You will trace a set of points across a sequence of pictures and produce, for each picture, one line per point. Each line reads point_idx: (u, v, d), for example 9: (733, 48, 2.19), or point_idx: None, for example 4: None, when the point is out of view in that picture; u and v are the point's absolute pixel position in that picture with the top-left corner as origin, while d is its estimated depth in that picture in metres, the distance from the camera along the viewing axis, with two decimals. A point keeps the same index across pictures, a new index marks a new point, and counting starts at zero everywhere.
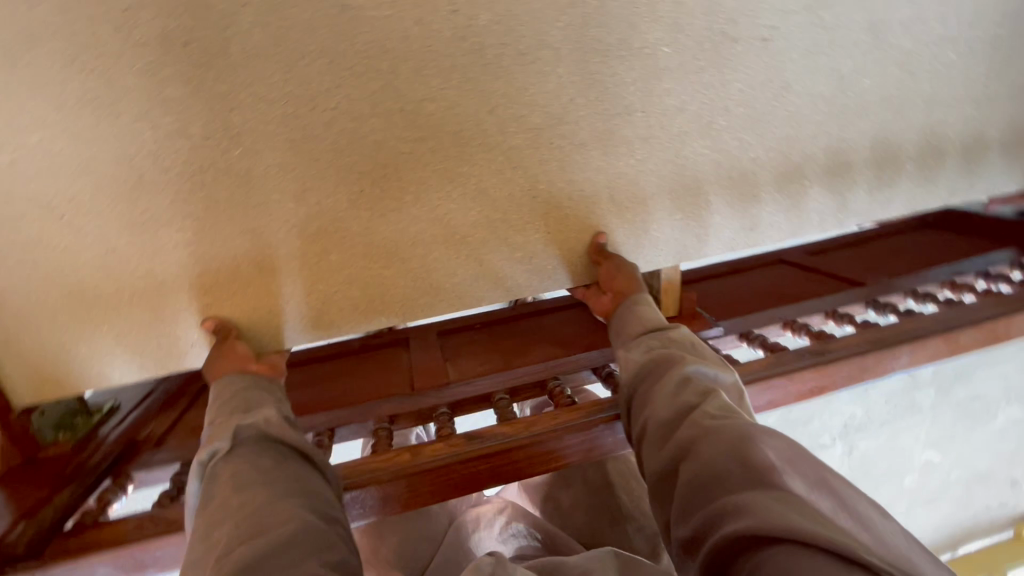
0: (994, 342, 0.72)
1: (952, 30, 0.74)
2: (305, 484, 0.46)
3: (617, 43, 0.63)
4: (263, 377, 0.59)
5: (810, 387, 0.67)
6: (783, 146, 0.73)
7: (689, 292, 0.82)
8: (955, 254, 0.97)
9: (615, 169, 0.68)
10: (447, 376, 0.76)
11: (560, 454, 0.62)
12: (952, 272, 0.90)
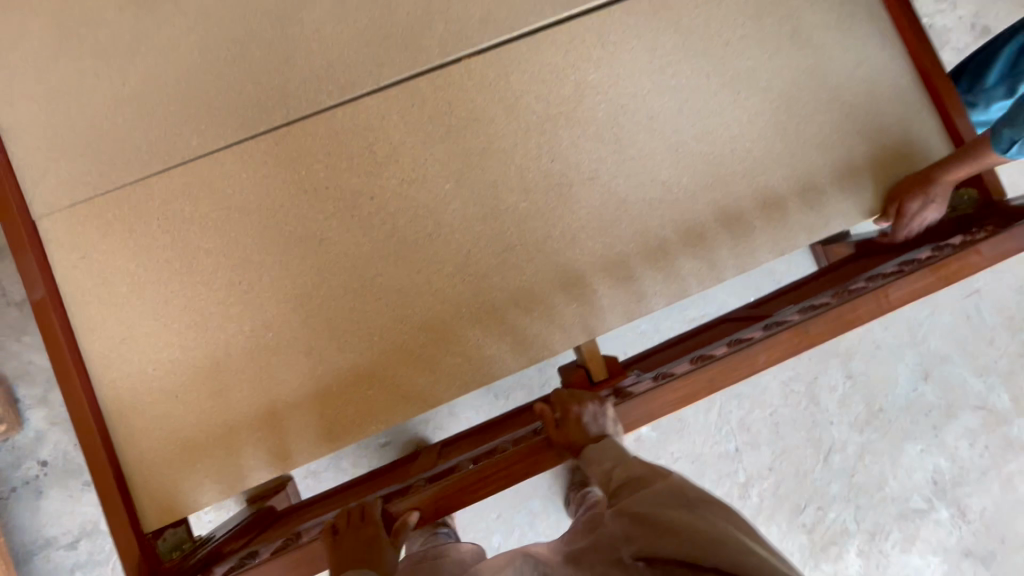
0: (845, 327, 0.80)
1: (739, 130, 1.02)
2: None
3: (490, 210, 0.97)
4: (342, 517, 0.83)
5: (681, 394, 0.82)
6: (640, 237, 0.99)
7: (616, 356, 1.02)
8: (874, 264, 1.07)
9: (514, 285, 0.97)
10: (436, 462, 0.99)
11: (489, 484, 0.79)
12: (847, 284, 0.98)
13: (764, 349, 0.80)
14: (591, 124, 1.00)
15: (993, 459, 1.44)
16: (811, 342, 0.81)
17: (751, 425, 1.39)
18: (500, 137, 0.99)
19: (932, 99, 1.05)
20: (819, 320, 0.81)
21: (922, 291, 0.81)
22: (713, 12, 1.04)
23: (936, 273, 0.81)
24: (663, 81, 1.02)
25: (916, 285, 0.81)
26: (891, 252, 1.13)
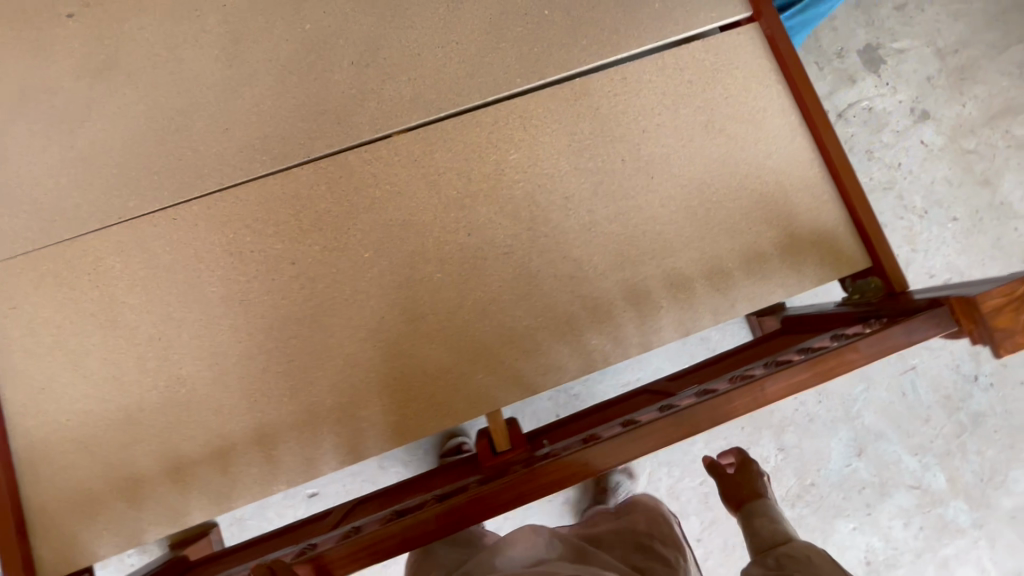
0: (720, 421, 0.83)
1: (651, 212, 1.07)
2: None
3: (404, 279, 1.02)
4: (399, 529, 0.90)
5: (554, 480, 0.82)
6: (548, 313, 1.03)
7: (518, 425, 1.04)
8: (780, 345, 1.10)
9: (424, 353, 1.00)
10: (340, 519, 0.99)
11: (383, 546, 0.82)
12: (743, 368, 1.01)
13: (642, 435, 0.83)
14: (510, 200, 1.06)
15: (928, 541, 1.43)
16: (688, 431, 0.83)
17: (680, 494, 1.40)
18: (421, 210, 1.04)
19: (839, 191, 1.10)
20: (698, 411, 0.84)
21: (800, 386, 0.85)
22: (631, 101, 1.11)
23: (813, 370, 0.85)
24: (580, 163, 1.08)
25: (793, 379, 0.84)
26: (803, 332, 1.17)
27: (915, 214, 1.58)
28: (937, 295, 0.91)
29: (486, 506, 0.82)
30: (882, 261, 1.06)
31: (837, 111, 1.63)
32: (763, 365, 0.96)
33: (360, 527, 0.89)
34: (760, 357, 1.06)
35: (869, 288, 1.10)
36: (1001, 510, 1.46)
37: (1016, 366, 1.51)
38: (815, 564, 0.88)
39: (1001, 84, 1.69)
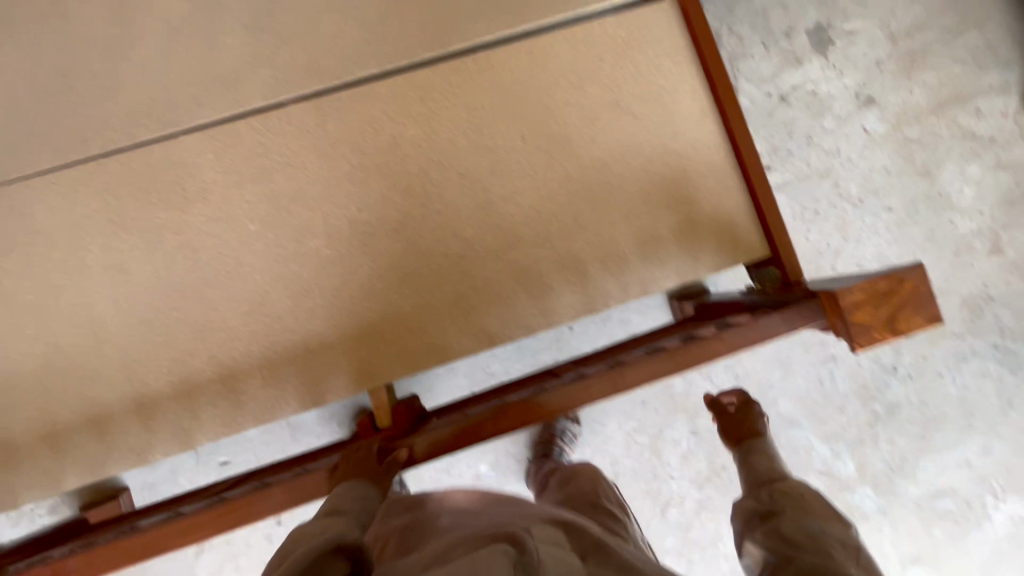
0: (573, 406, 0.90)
1: (549, 192, 1.05)
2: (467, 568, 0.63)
3: (289, 253, 1.00)
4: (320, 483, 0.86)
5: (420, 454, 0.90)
6: (437, 292, 1.02)
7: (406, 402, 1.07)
8: (668, 330, 1.16)
9: (307, 329, 0.99)
10: (230, 483, 1.03)
11: (252, 510, 0.85)
12: (623, 351, 1.07)
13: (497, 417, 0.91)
14: (403, 176, 1.03)
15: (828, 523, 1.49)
16: (540, 415, 0.90)
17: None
18: (309, 183, 1.02)
19: (744, 178, 1.08)
20: (551, 399, 0.90)
21: (652, 376, 0.90)
22: (536, 75, 1.07)
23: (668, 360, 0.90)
24: (478, 139, 1.05)
25: (647, 370, 0.90)
26: (696, 319, 1.22)
27: (850, 203, 1.56)
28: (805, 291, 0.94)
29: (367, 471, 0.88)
30: (779, 252, 1.05)
31: (780, 93, 1.58)
32: (636, 351, 1.01)
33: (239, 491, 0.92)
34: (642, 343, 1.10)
35: (768, 277, 1.08)
36: (908, 497, 1.50)
37: (935, 359, 1.52)
38: (808, 503, 0.88)
39: (953, 71, 1.63)
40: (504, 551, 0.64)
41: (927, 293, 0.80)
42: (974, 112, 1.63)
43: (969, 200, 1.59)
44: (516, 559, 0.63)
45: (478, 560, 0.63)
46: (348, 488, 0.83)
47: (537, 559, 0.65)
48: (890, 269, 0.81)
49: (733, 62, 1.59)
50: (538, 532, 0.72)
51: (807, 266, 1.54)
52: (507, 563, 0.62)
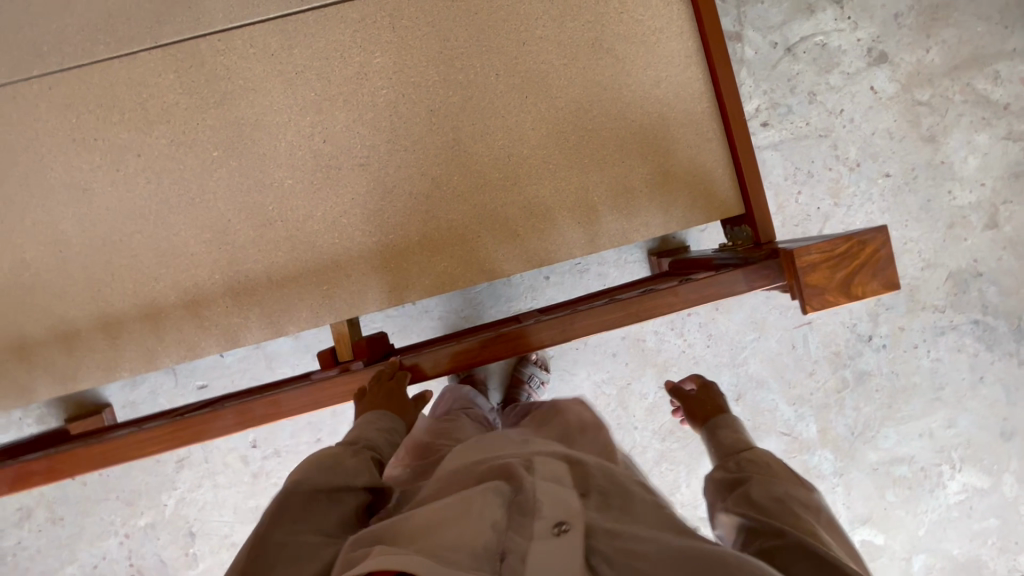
0: (525, 349, 0.91)
1: (518, 134, 1.02)
2: (449, 514, 0.63)
3: (252, 183, 0.99)
4: (335, 392, 0.91)
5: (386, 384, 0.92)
6: (400, 232, 1.02)
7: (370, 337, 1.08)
8: (639, 284, 1.15)
9: (269, 261, 1.00)
10: (200, 404, 1.07)
11: (208, 428, 0.89)
12: (590, 303, 1.07)
13: (443, 357, 0.93)
14: (370, 109, 1.01)
15: None
16: (477, 361, 0.92)
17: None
18: (274, 111, 1.00)
19: (725, 128, 1.04)
20: (491, 343, 0.92)
21: (600, 326, 0.90)
22: (514, 9, 1.02)
23: (624, 310, 0.90)
24: (451, 75, 1.02)
25: (596, 319, 0.90)
26: (671, 273, 1.20)
27: (846, 166, 1.50)
28: (769, 250, 0.93)
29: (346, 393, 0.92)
30: (753, 208, 1.02)
31: (787, 44, 1.49)
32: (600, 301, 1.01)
33: (203, 409, 0.96)
34: (604, 298, 1.11)
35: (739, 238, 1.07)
36: (865, 461, 1.53)
37: (912, 331, 1.51)
38: (778, 471, 0.80)
39: (977, 29, 1.53)
40: (497, 493, 0.65)
41: (888, 257, 0.78)
42: (993, 76, 1.53)
43: (972, 170, 1.52)
44: (509, 506, 0.64)
45: (470, 503, 0.64)
46: (375, 419, 0.85)
47: (530, 504, 0.64)
48: (855, 231, 0.78)
49: (739, 7, 1.48)
50: (544, 468, 0.70)
51: (793, 230, 1.50)
52: (496, 509, 0.62)
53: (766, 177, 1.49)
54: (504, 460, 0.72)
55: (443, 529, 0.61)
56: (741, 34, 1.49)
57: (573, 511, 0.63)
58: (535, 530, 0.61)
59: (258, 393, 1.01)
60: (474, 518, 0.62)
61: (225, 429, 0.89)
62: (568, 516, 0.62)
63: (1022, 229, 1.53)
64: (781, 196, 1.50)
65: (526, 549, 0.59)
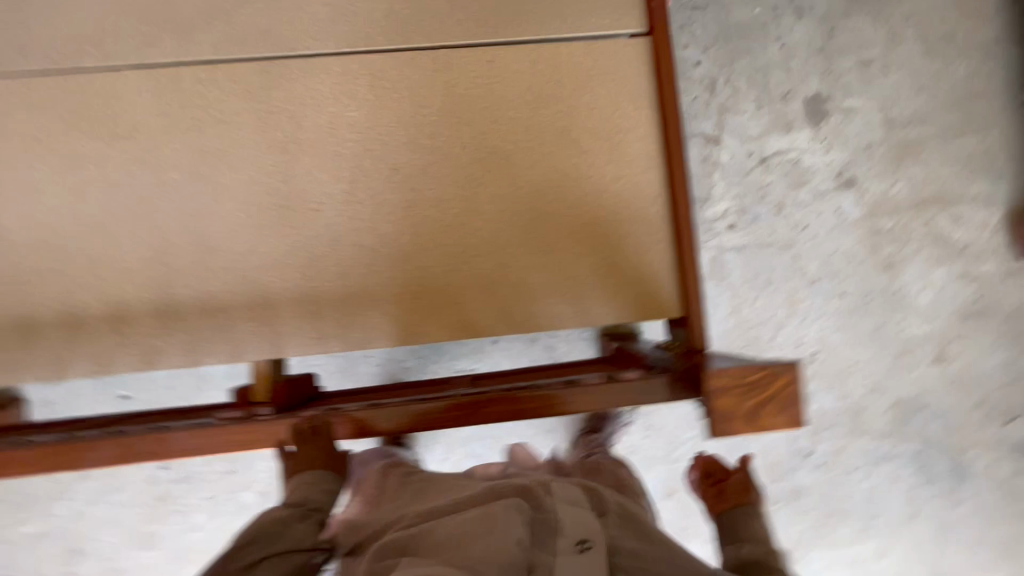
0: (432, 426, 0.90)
1: (475, 205, 1.04)
2: (486, 527, 0.79)
3: (204, 210, 1.01)
4: (229, 439, 0.88)
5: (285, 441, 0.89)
6: (340, 282, 1.02)
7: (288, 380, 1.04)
8: (572, 371, 1.15)
9: (204, 290, 1.00)
10: (100, 422, 1.03)
11: (92, 455, 0.86)
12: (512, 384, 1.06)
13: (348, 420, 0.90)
14: (333, 157, 1.03)
15: None
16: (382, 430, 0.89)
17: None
18: (241, 144, 1.02)
19: (675, 233, 1.06)
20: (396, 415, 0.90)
21: (510, 413, 0.90)
22: (491, 86, 1.06)
23: (536, 402, 0.90)
24: (418, 138, 1.04)
25: (506, 407, 0.90)
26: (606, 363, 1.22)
27: (803, 280, 1.53)
28: (694, 360, 0.95)
29: (243, 440, 0.89)
30: (691, 317, 1.04)
31: (761, 155, 1.55)
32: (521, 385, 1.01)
33: (97, 431, 0.93)
34: (533, 380, 1.10)
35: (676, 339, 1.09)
36: None
37: (851, 453, 1.51)
38: None
39: (942, 171, 1.61)
40: (516, 511, 0.81)
41: (800, 392, 0.79)
42: (954, 217, 1.60)
43: (925, 304, 1.57)
44: (529, 525, 0.79)
45: (493, 518, 0.80)
46: (311, 478, 0.88)
47: (553, 523, 0.80)
48: (768, 362, 0.79)
49: (722, 113, 1.55)
50: (562, 492, 0.86)
51: (746, 334, 1.51)
52: (518, 525, 0.78)
53: (726, 277, 1.52)
54: (522, 483, 0.87)
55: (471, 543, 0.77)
56: (720, 139, 1.55)
57: (592, 530, 0.79)
58: (558, 545, 0.77)
59: (158, 420, 0.98)
60: (499, 533, 0.77)
61: (108, 457, 0.86)
62: (587, 536, 0.78)
63: (966, 369, 1.56)
64: (738, 298, 1.52)
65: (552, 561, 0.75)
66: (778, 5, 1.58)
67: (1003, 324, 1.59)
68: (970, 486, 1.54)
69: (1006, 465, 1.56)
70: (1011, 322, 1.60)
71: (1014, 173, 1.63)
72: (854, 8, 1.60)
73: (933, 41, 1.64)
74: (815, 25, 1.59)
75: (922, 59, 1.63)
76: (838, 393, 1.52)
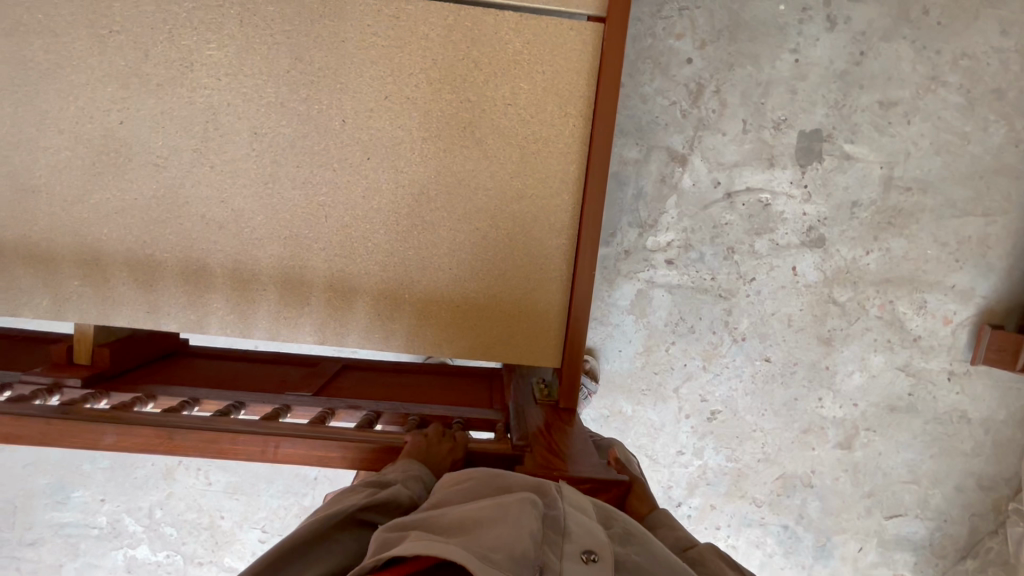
0: (216, 456, 0.78)
1: (353, 202, 0.94)
2: (485, 515, 0.60)
3: (24, 140, 0.89)
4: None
5: (51, 434, 0.77)
6: (178, 255, 0.93)
7: (116, 348, 0.99)
8: (433, 397, 1.09)
9: (21, 232, 0.92)
10: None
11: None
12: (348, 404, 0.97)
13: (120, 436, 0.77)
14: (186, 107, 0.89)
15: None
16: (173, 447, 0.78)
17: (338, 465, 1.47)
18: (73, 68, 0.87)
19: (573, 269, 0.97)
20: (193, 434, 0.78)
21: (311, 459, 0.80)
22: (390, 54, 0.89)
23: (341, 450, 0.81)
24: (289, 100, 0.90)
25: (310, 451, 0.80)
26: (482, 390, 1.15)
27: (730, 336, 1.51)
28: (544, 435, 0.88)
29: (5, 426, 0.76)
30: (566, 365, 0.98)
31: (728, 188, 1.44)
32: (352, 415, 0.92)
33: None
34: (382, 405, 1.00)
35: (551, 386, 1.03)
36: None
37: (722, 512, 1.59)
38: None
39: (927, 251, 1.51)
40: (531, 505, 0.61)
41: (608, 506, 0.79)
42: (919, 304, 1.53)
43: (852, 387, 1.57)
44: (540, 519, 0.61)
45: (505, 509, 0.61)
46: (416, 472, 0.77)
47: (558, 524, 0.61)
48: (589, 475, 0.78)
49: (698, 129, 1.41)
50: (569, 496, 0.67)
51: (649, 378, 1.51)
52: (531, 519, 0.59)
53: (647, 315, 1.49)
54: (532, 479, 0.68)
55: (478, 530, 0.57)
56: (688, 159, 1.42)
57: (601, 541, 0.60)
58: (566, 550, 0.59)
59: None
60: (512, 524, 0.58)
61: None
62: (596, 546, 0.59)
63: (870, 458, 1.60)
64: (653, 339, 1.50)
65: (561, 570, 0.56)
66: (807, 7, 1.37)
67: (926, 425, 1.59)
68: (828, 566, 1.64)
69: (871, 554, 1.64)
70: (936, 426, 1.60)
71: (1006, 269, 1.52)
72: (894, 31, 1.39)
73: (976, 94, 1.43)
74: (843, 42, 1.39)
75: (956, 114, 1.44)
76: (728, 454, 1.56)
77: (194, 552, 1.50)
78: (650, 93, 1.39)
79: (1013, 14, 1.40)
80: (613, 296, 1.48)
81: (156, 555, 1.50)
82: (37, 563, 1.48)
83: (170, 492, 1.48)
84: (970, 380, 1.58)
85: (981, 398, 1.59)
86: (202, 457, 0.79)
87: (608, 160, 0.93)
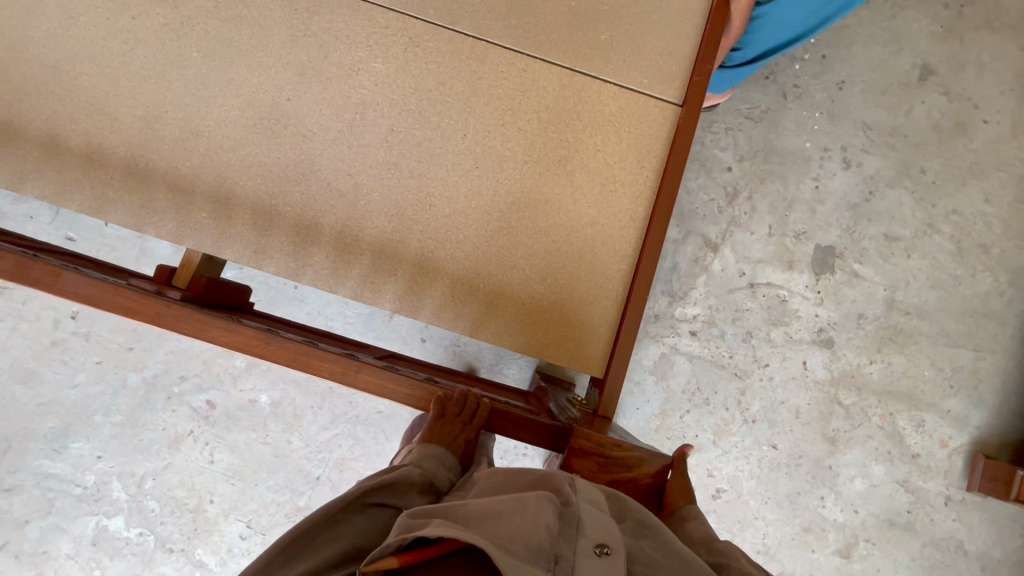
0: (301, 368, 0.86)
1: (456, 201, 1.10)
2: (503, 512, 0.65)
3: (205, 95, 1.07)
4: (126, 295, 0.84)
5: (179, 321, 0.85)
6: (298, 212, 1.08)
7: (208, 282, 1.11)
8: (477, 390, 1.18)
9: (174, 165, 1.07)
10: (23, 243, 1.10)
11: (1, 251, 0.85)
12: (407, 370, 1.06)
13: (225, 332, 0.86)
14: (344, 98, 1.09)
15: None
16: (266, 353, 0.86)
17: (344, 468, 1.47)
18: (266, 51, 1.08)
19: (626, 294, 1.11)
20: (288, 343, 0.87)
21: (380, 390, 0.88)
22: (513, 94, 1.12)
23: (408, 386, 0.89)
24: (427, 110, 1.11)
25: (385, 381, 0.88)
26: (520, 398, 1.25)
27: (741, 417, 1.59)
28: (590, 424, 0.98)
29: (138, 305, 0.85)
30: (608, 378, 1.08)
31: (751, 280, 1.63)
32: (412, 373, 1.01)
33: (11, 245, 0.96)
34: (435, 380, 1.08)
35: (588, 399, 1.15)
36: None
37: None
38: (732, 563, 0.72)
39: (925, 373, 1.65)
40: (548, 501, 0.66)
41: (643, 484, 0.88)
42: (918, 421, 1.63)
43: (854, 493, 1.60)
44: (558, 513, 0.66)
45: (523, 502, 0.67)
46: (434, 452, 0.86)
47: (575, 518, 0.66)
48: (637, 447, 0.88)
49: (730, 225, 1.64)
50: (585, 488, 0.72)
51: (660, 441, 1.58)
52: (548, 514, 0.64)
53: (667, 378, 1.59)
54: (551, 475, 0.73)
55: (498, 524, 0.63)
56: (720, 248, 1.63)
57: (615, 537, 0.65)
58: (580, 546, 0.63)
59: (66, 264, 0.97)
60: (526, 519, 0.64)
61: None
62: (609, 540, 0.64)
63: (868, 573, 1.59)
64: (669, 405, 1.58)
65: (575, 563, 0.61)
66: (827, 148, 1.67)
67: (924, 548, 1.60)
68: None
69: None
70: (933, 551, 1.60)
71: (997, 404, 1.65)
72: (897, 181, 1.68)
73: (966, 245, 1.68)
74: (855, 181, 1.67)
75: (950, 259, 1.68)
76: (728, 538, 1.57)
77: (169, 535, 1.44)
78: (693, 187, 1.64)
79: (994, 187, 1.69)
80: (638, 355, 1.59)
81: (129, 530, 1.43)
82: (5, 513, 1.42)
83: (169, 463, 1.44)
84: (967, 510, 1.62)
85: (978, 531, 1.61)
86: (289, 368, 0.86)
87: (672, 208, 1.10)
